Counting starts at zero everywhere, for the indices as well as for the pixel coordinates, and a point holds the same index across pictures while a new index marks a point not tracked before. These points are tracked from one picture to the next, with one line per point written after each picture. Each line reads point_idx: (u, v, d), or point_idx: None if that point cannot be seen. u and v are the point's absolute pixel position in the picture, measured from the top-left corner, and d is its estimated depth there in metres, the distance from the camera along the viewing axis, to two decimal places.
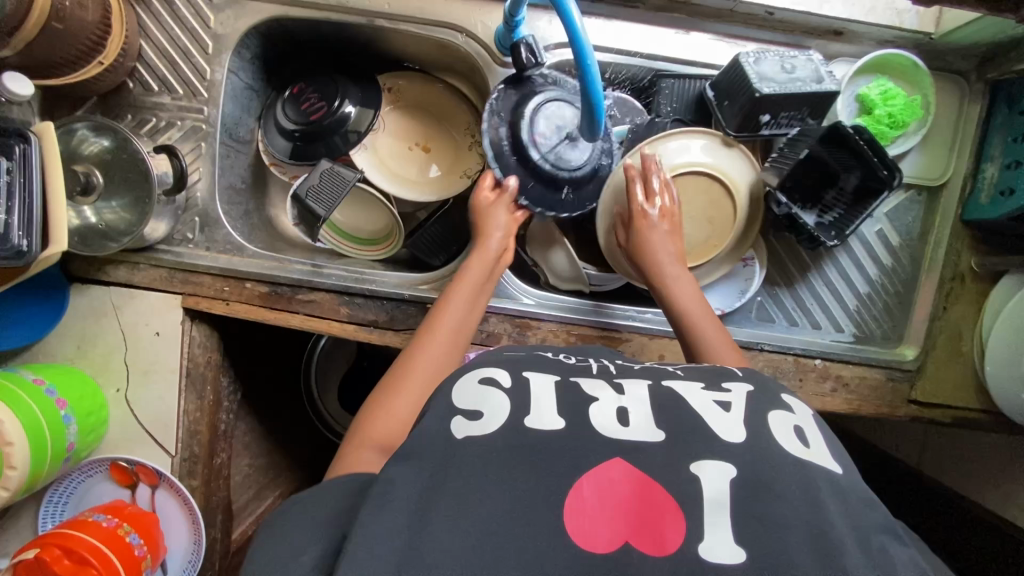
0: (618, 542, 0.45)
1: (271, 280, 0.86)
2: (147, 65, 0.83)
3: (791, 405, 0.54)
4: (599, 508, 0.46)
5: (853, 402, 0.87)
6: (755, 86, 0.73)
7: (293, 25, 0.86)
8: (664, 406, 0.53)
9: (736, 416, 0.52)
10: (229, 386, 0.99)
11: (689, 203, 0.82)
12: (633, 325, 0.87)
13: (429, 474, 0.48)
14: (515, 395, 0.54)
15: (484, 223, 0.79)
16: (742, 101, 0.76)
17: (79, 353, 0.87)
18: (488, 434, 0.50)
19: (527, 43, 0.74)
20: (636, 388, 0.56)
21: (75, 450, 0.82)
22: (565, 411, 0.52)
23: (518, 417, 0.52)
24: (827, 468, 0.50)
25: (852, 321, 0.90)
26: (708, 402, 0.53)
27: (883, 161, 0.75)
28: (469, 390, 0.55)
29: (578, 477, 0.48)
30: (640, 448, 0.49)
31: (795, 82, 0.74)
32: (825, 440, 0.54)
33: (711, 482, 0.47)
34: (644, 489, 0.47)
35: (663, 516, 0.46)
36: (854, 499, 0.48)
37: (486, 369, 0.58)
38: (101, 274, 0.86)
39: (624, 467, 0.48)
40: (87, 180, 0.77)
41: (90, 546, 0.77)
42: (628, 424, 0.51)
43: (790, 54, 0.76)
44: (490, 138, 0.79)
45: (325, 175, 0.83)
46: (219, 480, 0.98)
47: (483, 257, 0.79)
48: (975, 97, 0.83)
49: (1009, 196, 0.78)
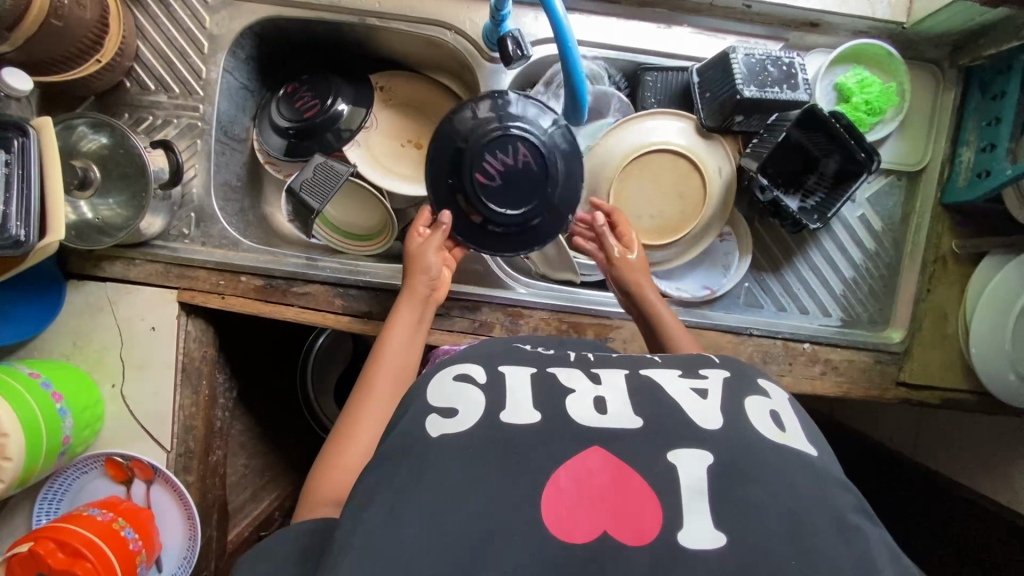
0: (596, 531, 0.45)
1: (267, 274, 0.87)
2: (144, 65, 0.86)
3: (767, 391, 0.55)
4: (578, 498, 0.47)
5: (843, 385, 0.88)
6: (738, 87, 0.75)
7: (286, 26, 0.88)
8: (641, 392, 0.55)
9: (713, 402, 0.53)
10: (225, 382, 1.00)
11: (661, 182, 0.84)
12: (624, 310, 0.88)
13: (415, 463, 0.50)
14: (488, 390, 0.55)
15: (415, 261, 0.76)
16: (722, 97, 0.78)
17: (76, 349, 0.87)
18: (460, 431, 0.51)
19: (513, 36, 0.76)
20: (614, 377, 0.57)
21: (71, 444, 0.82)
22: (540, 404, 0.53)
23: (493, 414, 0.52)
24: (800, 449, 0.51)
25: (839, 305, 0.91)
26: (686, 391, 0.55)
27: (861, 145, 0.78)
28: (443, 389, 0.57)
29: (556, 469, 0.48)
30: (619, 437, 0.50)
31: (773, 86, 0.76)
32: (800, 425, 0.55)
33: (689, 469, 0.48)
34: (623, 477, 0.48)
35: (643, 502, 0.47)
36: (830, 480, 0.49)
37: (461, 364, 0.60)
38: (97, 270, 0.87)
39: (602, 456, 0.49)
40: (85, 174, 0.79)
41: (85, 539, 0.77)
42: (607, 412, 0.52)
43: (776, 54, 0.78)
44: (436, 150, 0.75)
45: (319, 169, 0.85)
46: (215, 478, 0.98)
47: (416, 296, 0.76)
48: (949, 84, 0.86)
49: (986, 178, 0.80)
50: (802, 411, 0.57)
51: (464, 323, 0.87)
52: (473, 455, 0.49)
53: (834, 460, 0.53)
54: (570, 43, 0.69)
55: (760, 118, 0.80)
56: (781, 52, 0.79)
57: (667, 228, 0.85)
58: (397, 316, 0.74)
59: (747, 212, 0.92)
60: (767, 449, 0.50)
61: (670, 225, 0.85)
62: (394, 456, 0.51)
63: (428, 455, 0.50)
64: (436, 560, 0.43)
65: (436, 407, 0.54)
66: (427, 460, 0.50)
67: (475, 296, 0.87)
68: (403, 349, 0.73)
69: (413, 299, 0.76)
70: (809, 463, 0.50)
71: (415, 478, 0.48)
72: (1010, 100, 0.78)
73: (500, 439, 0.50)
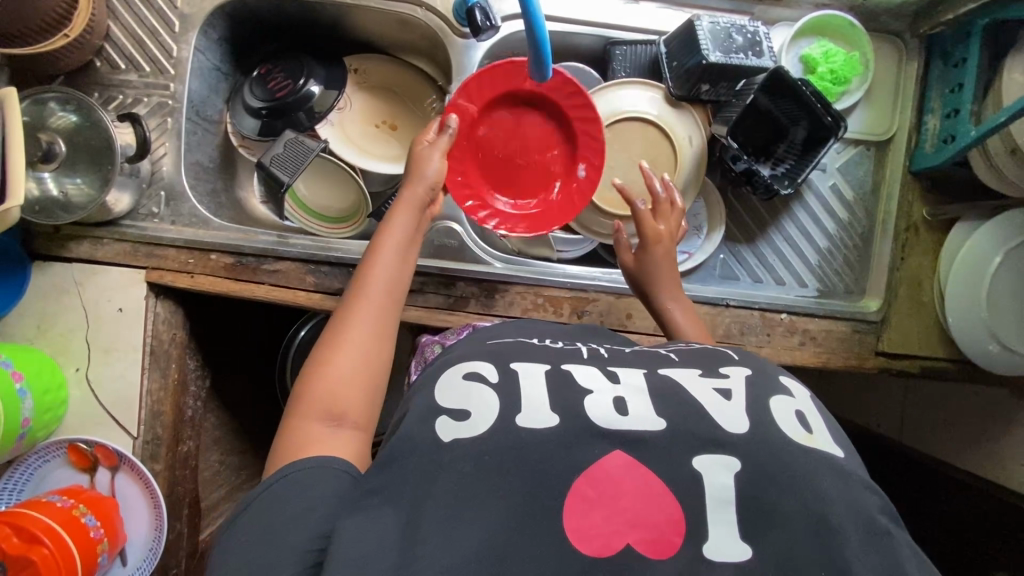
0: (617, 544, 0.45)
1: (238, 251, 0.86)
2: (114, 44, 0.86)
3: (792, 391, 0.54)
4: (601, 504, 0.46)
5: (821, 355, 0.87)
6: (703, 53, 0.76)
7: (258, 6, 0.89)
8: (663, 395, 0.53)
9: (738, 404, 0.52)
10: (196, 369, 0.97)
11: (634, 152, 0.86)
12: (599, 283, 0.87)
13: (423, 457, 0.49)
14: (501, 391, 0.53)
15: (417, 165, 0.73)
16: (689, 65, 0.79)
17: (40, 332, 0.85)
18: (475, 436, 0.50)
19: (481, 6, 0.79)
20: (633, 376, 0.55)
21: (31, 428, 0.79)
22: (558, 407, 0.51)
23: (507, 418, 0.51)
24: (829, 452, 0.50)
25: (815, 275, 0.91)
26: (710, 392, 0.53)
27: (828, 109, 0.78)
28: (454, 390, 0.54)
29: (574, 478, 0.47)
30: (644, 440, 0.49)
31: (738, 53, 0.77)
32: (825, 426, 0.54)
33: (714, 478, 0.47)
34: (643, 479, 0.47)
35: (662, 505, 0.46)
36: (855, 481, 0.49)
37: (471, 363, 0.58)
38: (63, 250, 0.86)
39: (624, 460, 0.48)
40: (49, 147, 0.77)
41: (44, 526, 0.73)
42: (627, 413, 0.51)
43: (741, 23, 0.79)
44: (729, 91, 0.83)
45: (290, 144, 0.88)
46: (185, 469, 0.95)
47: (412, 198, 0.71)
48: (912, 55, 0.88)
49: (951, 143, 0.82)
50: (824, 409, 0.56)
51: (438, 298, 0.86)
52: (488, 464, 0.48)
53: (860, 463, 0.52)
54: (550, 52, 0.66)
55: (727, 85, 0.82)
56: (746, 22, 0.80)
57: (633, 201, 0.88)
58: (393, 213, 0.70)
59: (721, 182, 0.93)
60: (799, 453, 0.49)
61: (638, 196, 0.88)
62: (398, 443, 0.50)
63: (441, 458, 0.49)
64: (448, 550, 0.44)
65: (447, 410, 0.52)
66: (441, 463, 0.48)
67: (453, 271, 0.86)
68: (400, 252, 0.68)
69: (410, 199, 0.71)
70: (838, 463, 0.49)
71: (427, 473, 0.48)
72: (970, 66, 0.80)
73: (498, 432, 0.50)
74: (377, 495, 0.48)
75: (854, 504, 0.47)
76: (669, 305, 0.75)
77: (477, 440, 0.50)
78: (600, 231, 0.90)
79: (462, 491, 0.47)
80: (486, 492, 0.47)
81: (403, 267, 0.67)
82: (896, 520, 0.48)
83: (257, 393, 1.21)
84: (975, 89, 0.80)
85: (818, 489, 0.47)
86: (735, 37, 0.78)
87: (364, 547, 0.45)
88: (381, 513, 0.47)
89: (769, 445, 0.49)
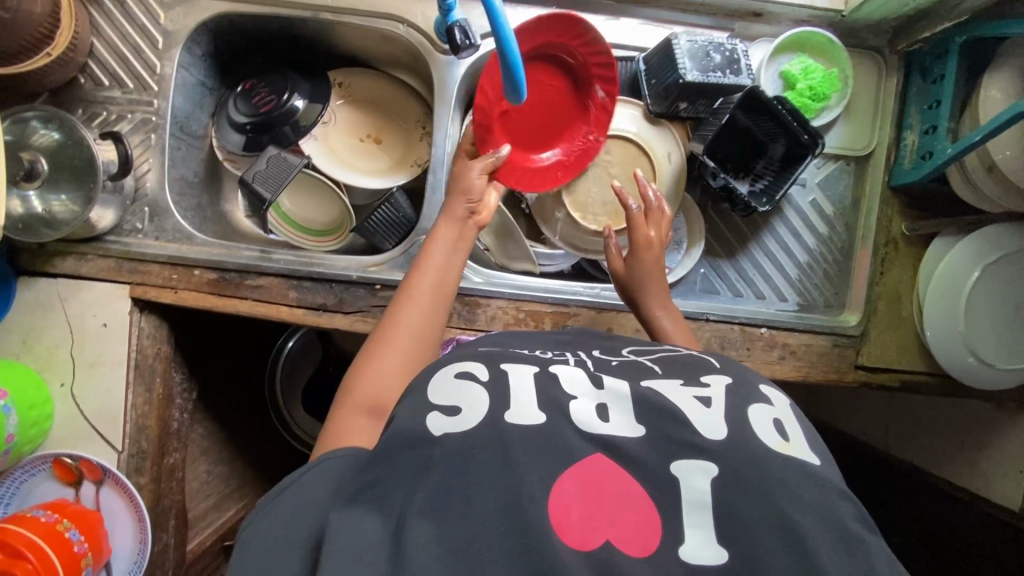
0: (597, 539, 0.45)
1: (221, 267, 0.87)
2: (98, 61, 0.86)
3: (770, 398, 0.55)
4: (586, 500, 0.47)
5: (801, 369, 0.87)
6: (679, 73, 0.76)
7: (241, 21, 0.90)
8: (645, 403, 0.53)
9: (716, 412, 0.52)
10: (182, 382, 0.98)
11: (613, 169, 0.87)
12: (579, 298, 0.88)
13: (417, 458, 0.49)
14: (493, 390, 0.54)
15: (454, 183, 0.76)
16: (667, 83, 0.80)
17: (26, 348, 0.86)
18: (466, 430, 0.50)
19: (460, 26, 0.78)
20: (617, 382, 0.56)
21: (15, 443, 0.80)
22: (545, 404, 0.52)
23: (498, 413, 0.51)
24: (803, 460, 0.51)
25: (795, 289, 0.92)
26: (689, 399, 0.54)
27: (804, 128, 0.79)
28: (445, 388, 0.54)
29: (561, 473, 0.48)
30: (619, 446, 0.50)
31: (715, 71, 0.78)
32: (803, 434, 0.54)
33: (691, 482, 0.48)
34: (623, 482, 0.48)
35: (642, 509, 0.47)
36: (830, 488, 0.49)
37: (464, 362, 0.58)
38: (48, 266, 0.86)
39: (606, 463, 0.49)
40: (32, 165, 0.78)
41: (26, 540, 0.74)
42: (609, 420, 0.52)
43: (719, 41, 0.79)
44: (705, 109, 0.83)
45: (272, 160, 0.88)
46: (171, 480, 0.95)
47: (455, 215, 0.74)
48: (892, 71, 0.88)
49: (928, 159, 0.82)
50: (803, 415, 0.57)
51: None
52: (476, 456, 0.49)
53: (836, 470, 0.52)
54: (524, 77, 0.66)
55: (705, 102, 0.82)
56: (724, 39, 0.80)
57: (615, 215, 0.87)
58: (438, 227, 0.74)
59: (701, 197, 0.95)
60: (776, 463, 0.49)
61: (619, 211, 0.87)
62: (376, 470, 0.49)
63: (433, 451, 0.49)
64: (436, 542, 0.44)
65: (438, 404, 0.52)
66: (433, 457, 0.49)
67: None
68: (444, 267, 0.71)
69: (450, 217, 0.74)
70: (812, 470, 0.49)
71: (419, 466, 0.49)
72: (947, 84, 0.81)
73: (490, 425, 0.51)
74: (373, 489, 0.48)
75: (826, 513, 0.47)
76: (657, 314, 0.76)
77: (466, 433, 0.50)
78: (581, 245, 0.89)
79: (447, 490, 0.47)
80: (468, 495, 0.47)
81: (446, 280, 0.71)
82: (870, 528, 0.47)
83: (246, 402, 1.22)
84: (952, 106, 0.80)
85: (792, 491, 0.47)
86: (710, 56, 0.78)
87: (354, 545, 0.44)
88: (368, 515, 0.46)
89: (751, 459, 0.49)
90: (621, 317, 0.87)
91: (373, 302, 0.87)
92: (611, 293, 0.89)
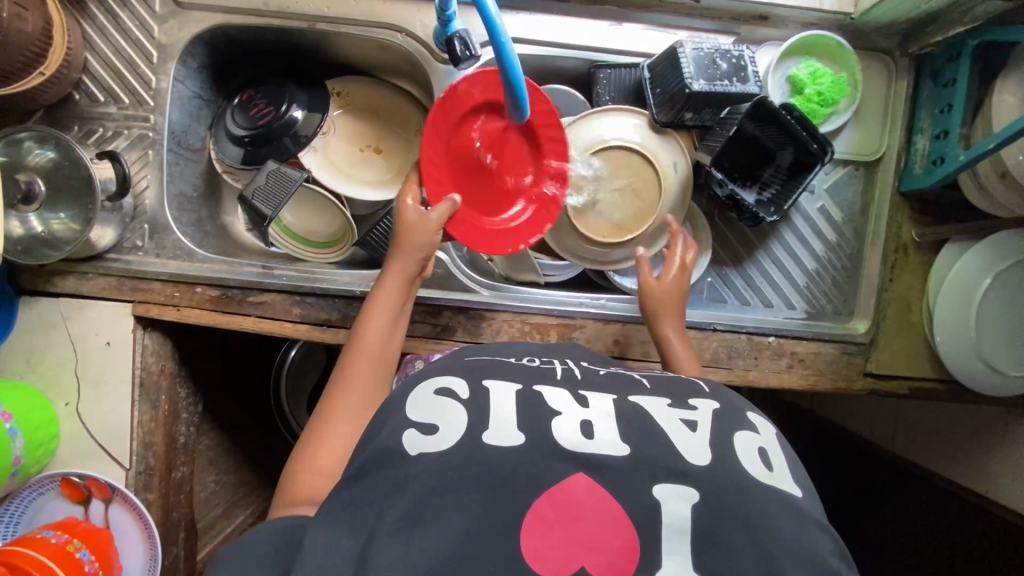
0: (571, 565, 0.45)
1: (223, 284, 0.86)
2: (92, 76, 0.85)
3: (756, 428, 0.55)
4: (559, 526, 0.46)
5: (809, 378, 0.87)
6: (686, 80, 0.75)
7: (237, 33, 0.88)
8: (632, 421, 0.53)
9: (702, 436, 0.52)
10: (188, 396, 0.98)
11: (615, 180, 0.84)
12: (586, 310, 0.87)
13: (390, 480, 0.49)
14: (472, 407, 0.53)
15: (405, 234, 0.73)
16: (673, 90, 0.78)
17: (30, 367, 0.85)
18: (442, 449, 0.50)
19: (460, 36, 0.76)
20: (602, 402, 0.56)
21: (23, 465, 0.80)
22: (524, 427, 0.52)
23: (476, 433, 0.51)
24: (786, 491, 0.51)
25: (803, 298, 0.91)
26: (676, 422, 0.54)
27: (813, 136, 0.77)
28: (425, 403, 0.55)
29: (536, 498, 0.47)
30: (606, 466, 0.49)
31: (721, 79, 0.76)
32: (787, 462, 0.55)
33: (671, 507, 0.48)
34: (600, 503, 0.48)
35: (618, 531, 0.47)
36: (811, 521, 0.49)
37: (443, 378, 0.58)
38: (49, 285, 0.85)
39: (585, 482, 0.49)
40: (29, 187, 0.77)
41: (36, 562, 0.74)
42: (593, 437, 0.51)
43: (725, 48, 0.78)
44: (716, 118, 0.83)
45: (272, 175, 0.87)
46: (180, 495, 0.95)
47: (395, 276, 0.73)
48: (902, 73, 0.86)
49: (940, 165, 0.80)
50: (787, 445, 0.57)
51: (424, 327, 0.85)
52: (453, 479, 0.48)
53: (819, 504, 0.53)
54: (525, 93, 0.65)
55: (712, 111, 0.81)
56: (731, 45, 0.79)
57: (622, 229, 0.85)
58: (382, 287, 0.72)
59: (707, 206, 0.93)
60: (756, 491, 0.49)
61: (625, 226, 0.85)
62: (353, 489, 0.49)
63: (411, 467, 0.49)
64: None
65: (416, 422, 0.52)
66: (408, 474, 0.48)
67: (437, 300, 0.85)
68: (385, 333, 0.71)
69: (395, 275, 0.73)
70: (794, 501, 0.50)
71: (395, 481, 0.48)
72: (959, 87, 0.79)
73: (467, 446, 0.50)
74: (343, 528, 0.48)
75: (805, 548, 0.47)
76: (671, 336, 0.77)
77: (442, 453, 0.50)
78: (590, 258, 0.88)
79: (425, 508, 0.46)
80: (452, 511, 0.46)
81: (390, 344, 0.71)
82: (848, 563, 0.48)
83: (251, 409, 1.21)
84: (964, 111, 0.79)
85: (770, 522, 0.47)
86: (718, 62, 0.77)
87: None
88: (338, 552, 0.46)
89: (736, 494, 0.48)
90: (627, 328, 0.87)
91: None
92: (616, 303, 0.88)
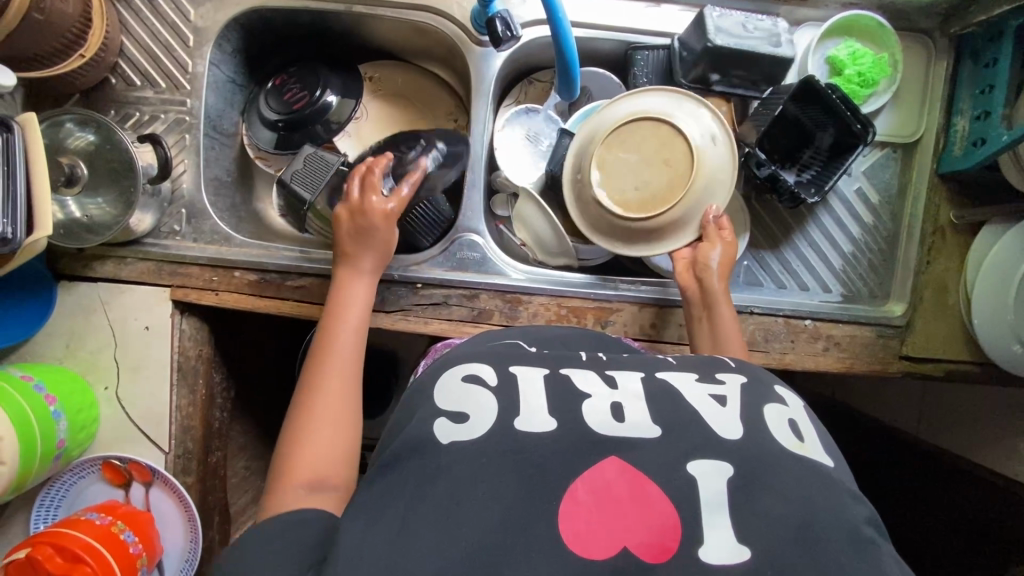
0: (614, 548, 0.45)
1: (261, 268, 0.86)
2: (128, 60, 0.85)
3: (784, 399, 0.55)
4: (597, 510, 0.47)
5: (845, 361, 0.86)
6: (709, 36, 0.76)
7: (272, 16, 0.88)
8: (662, 400, 0.54)
9: (732, 411, 0.52)
10: (222, 382, 0.98)
11: (645, 151, 0.76)
12: (624, 294, 0.87)
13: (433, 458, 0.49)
14: (502, 395, 0.53)
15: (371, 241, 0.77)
16: (696, 50, 0.79)
17: (69, 352, 0.86)
18: (474, 437, 0.50)
19: (502, 17, 0.77)
20: (630, 381, 0.56)
21: (67, 448, 0.80)
22: (556, 411, 0.52)
23: (507, 419, 0.51)
24: (818, 461, 0.51)
25: (839, 280, 0.91)
26: (704, 398, 0.54)
27: (857, 116, 0.77)
28: (452, 391, 0.55)
29: (572, 482, 0.48)
30: (636, 445, 0.49)
31: (751, 39, 0.78)
32: (817, 434, 0.54)
33: (708, 483, 0.47)
34: (636, 483, 0.48)
35: (657, 511, 0.46)
36: (845, 491, 0.49)
37: (471, 365, 0.58)
38: (87, 270, 0.86)
39: (619, 466, 0.49)
40: (72, 170, 0.77)
41: (81, 543, 0.75)
42: (624, 420, 0.52)
43: (759, 18, 0.79)
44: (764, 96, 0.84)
45: (309, 159, 0.87)
46: (215, 479, 0.96)
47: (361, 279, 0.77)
48: (941, 55, 0.86)
49: (981, 146, 0.80)
50: (817, 419, 0.57)
51: (462, 311, 0.85)
52: (486, 460, 0.48)
53: (850, 474, 0.52)
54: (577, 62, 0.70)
55: (738, 75, 0.82)
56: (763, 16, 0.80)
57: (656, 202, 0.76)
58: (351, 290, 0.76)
59: (745, 189, 0.93)
60: (787, 461, 0.49)
61: (658, 199, 0.76)
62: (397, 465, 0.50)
63: None
64: (456, 555, 0.44)
65: (446, 411, 0.53)
66: (441, 465, 0.49)
67: (473, 284, 0.86)
68: (353, 334, 0.73)
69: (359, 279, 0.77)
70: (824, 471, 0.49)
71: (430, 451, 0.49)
72: (1002, 66, 0.79)
73: (499, 434, 0.50)
74: (388, 505, 0.48)
75: (842, 518, 0.46)
76: (718, 326, 0.78)
77: (475, 441, 0.50)
78: (620, 241, 0.80)
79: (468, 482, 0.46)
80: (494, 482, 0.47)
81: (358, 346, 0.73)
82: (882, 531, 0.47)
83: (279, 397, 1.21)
84: (1007, 91, 0.78)
85: (813, 498, 0.47)
86: (753, 29, 0.79)
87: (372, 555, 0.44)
88: (382, 527, 0.46)
89: (775, 470, 0.48)
90: (664, 311, 0.87)
91: (414, 301, 0.85)
92: (652, 288, 0.88)
